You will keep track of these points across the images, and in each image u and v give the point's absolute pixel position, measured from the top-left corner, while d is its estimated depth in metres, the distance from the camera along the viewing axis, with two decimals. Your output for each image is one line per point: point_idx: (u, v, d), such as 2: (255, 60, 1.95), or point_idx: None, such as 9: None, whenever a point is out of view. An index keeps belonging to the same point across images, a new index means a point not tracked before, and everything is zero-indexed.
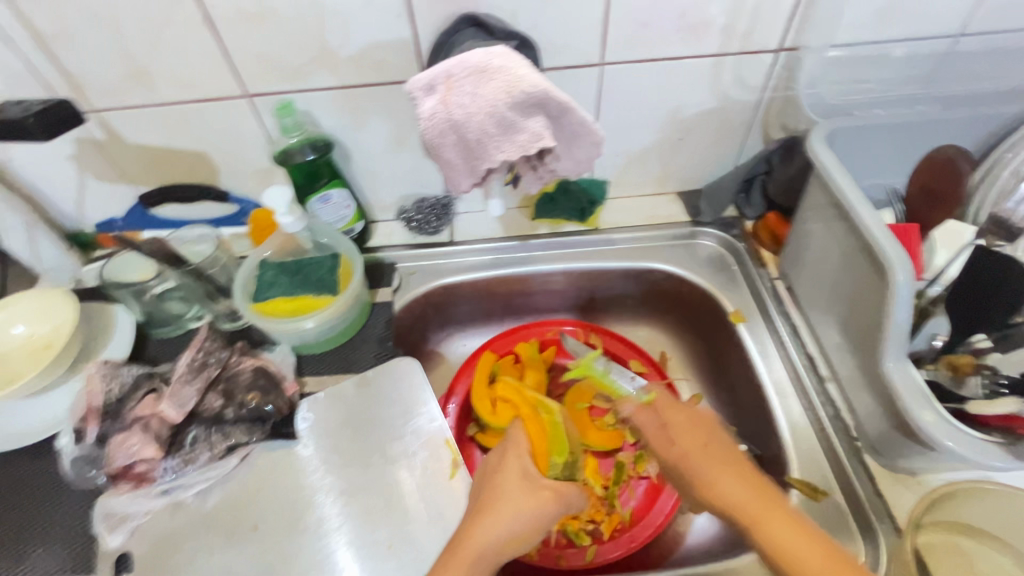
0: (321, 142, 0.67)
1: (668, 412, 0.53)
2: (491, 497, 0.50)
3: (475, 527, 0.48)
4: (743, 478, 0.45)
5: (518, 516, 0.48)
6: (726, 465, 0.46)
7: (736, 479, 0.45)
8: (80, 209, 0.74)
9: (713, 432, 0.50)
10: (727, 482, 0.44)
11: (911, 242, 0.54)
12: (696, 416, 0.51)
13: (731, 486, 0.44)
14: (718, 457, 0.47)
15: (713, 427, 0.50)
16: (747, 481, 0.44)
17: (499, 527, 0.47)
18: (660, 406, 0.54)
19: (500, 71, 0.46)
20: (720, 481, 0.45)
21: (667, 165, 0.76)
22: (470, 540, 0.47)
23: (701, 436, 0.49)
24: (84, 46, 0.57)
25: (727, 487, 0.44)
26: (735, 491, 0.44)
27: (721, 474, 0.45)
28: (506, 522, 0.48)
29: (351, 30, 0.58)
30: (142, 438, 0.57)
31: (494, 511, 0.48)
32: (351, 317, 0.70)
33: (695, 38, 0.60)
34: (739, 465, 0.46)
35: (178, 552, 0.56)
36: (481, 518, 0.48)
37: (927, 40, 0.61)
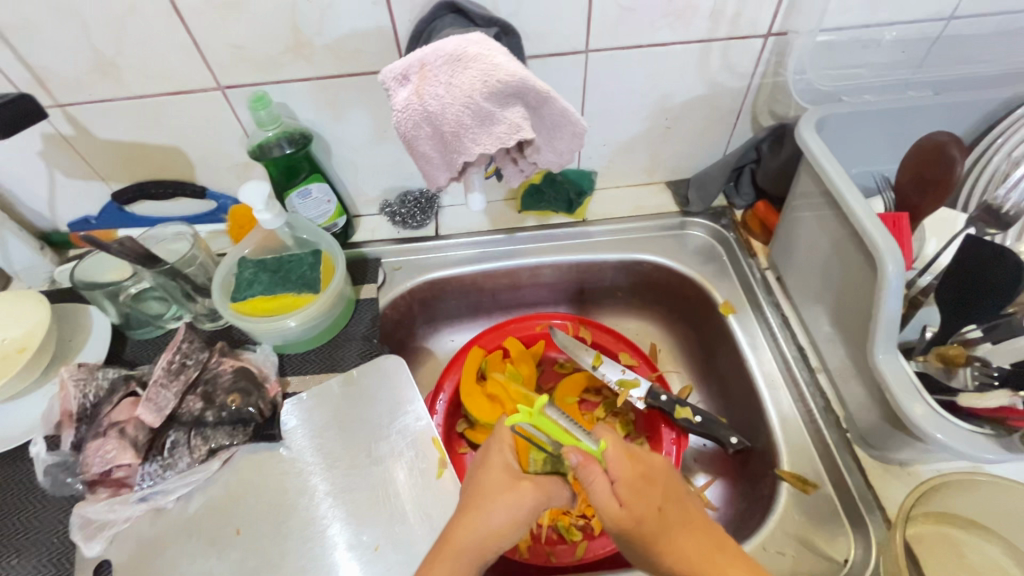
0: (298, 135, 0.65)
1: (648, 461, 0.48)
2: (479, 487, 0.48)
3: (468, 516, 0.46)
4: (706, 540, 0.43)
5: (502, 514, 0.45)
6: (687, 531, 0.43)
7: (691, 538, 0.43)
8: (52, 207, 0.72)
9: (678, 497, 0.46)
10: (689, 545, 0.42)
11: (900, 232, 0.53)
12: (655, 469, 0.47)
13: (688, 546, 0.42)
14: (676, 521, 0.44)
15: (677, 498, 0.46)
16: (692, 535, 0.43)
17: (481, 527, 0.44)
18: (612, 457, 0.45)
19: (475, 58, 0.44)
20: (681, 541, 0.42)
21: (655, 154, 0.75)
22: (451, 543, 0.44)
23: (659, 500, 0.45)
24: (47, 38, 0.55)
25: (680, 539, 0.42)
26: (693, 551, 0.42)
27: (670, 531, 0.43)
28: (490, 519, 0.45)
29: (326, 20, 0.56)
30: (118, 444, 0.56)
31: (484, 508, 0.46)
32: (334, 315, 0.68)
33: (681, 23, 0.59)
34: (704, 537, 0.43)
35: (159, 558, 0.55)
36: (461, 520, 0.46)
37: (917, 23, 0.59)
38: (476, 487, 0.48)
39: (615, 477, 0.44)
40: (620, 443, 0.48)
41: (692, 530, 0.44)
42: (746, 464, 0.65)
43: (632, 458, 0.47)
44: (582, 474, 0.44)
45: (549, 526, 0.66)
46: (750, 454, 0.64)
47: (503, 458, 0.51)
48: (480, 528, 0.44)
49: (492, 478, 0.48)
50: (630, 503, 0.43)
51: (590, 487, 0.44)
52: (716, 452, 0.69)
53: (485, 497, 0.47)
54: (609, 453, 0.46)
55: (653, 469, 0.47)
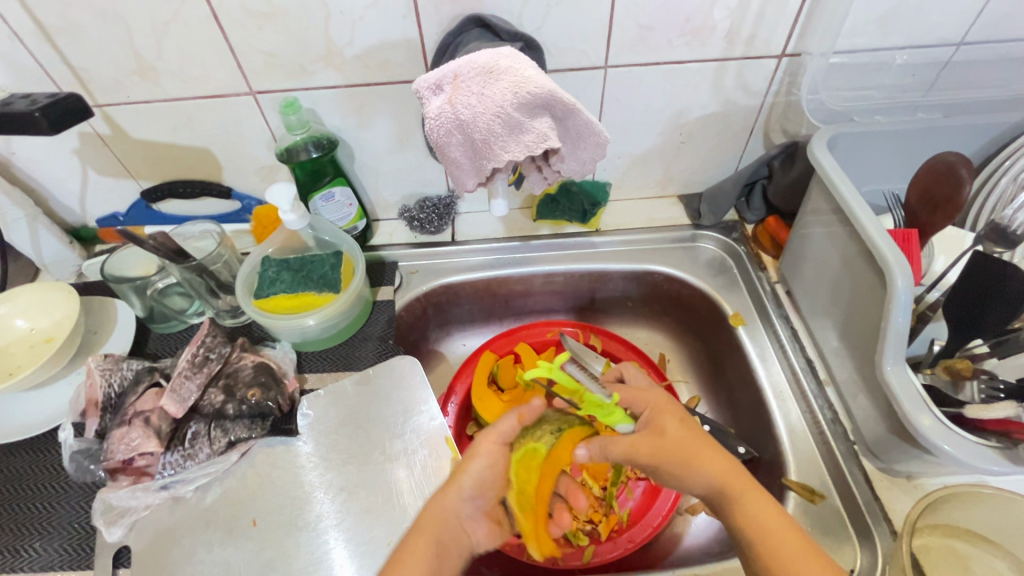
0: (324, 140, 0.67)
1: (638, 398, 0.53)
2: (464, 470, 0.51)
3: (449, 489, 0.49)
4: (715, 454, 0.46)
5: (461, 508, 0.49)
6: (698, 444, 0.47)
7: (716, 460, 0.46)
8: (83, 203, 0.75)
9: (676, 410, 0.51)
10: (709, 465, 0.45)
11: (910, 248, 0.54)
12: (670, 408, 0.51)
13: (708, 464, 0.46)
14: (690, 438, 0.47)
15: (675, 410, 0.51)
16: (711, 450, 0.47)
17: (458, 512, 0.49)
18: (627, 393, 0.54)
19: (506, 71, 0.46)
20: (703, 463, 0.46)
21: (668, 168, 0.77)
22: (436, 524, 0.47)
23: (673, 415, 0.50)
24: (91, 41, 0.57)
25: (705, 466, 0.45)
26: (710, 461, 0.46)
27: (696, 446, 0.47)
28: (461, 503, 0.49)
29: (356, 30, 0.58)
30: (143, 432, 0.57)
31: (462, 491, 0.50)
32: (352, 314, 0.69)
33: (698, 42, 0.61)
34: (702, 438, 0.48)
35: (178, 547, 0.56)
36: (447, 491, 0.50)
37: (928, 48, 0.61)
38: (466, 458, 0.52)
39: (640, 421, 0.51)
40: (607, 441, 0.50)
41: (704, 442, 0.47)
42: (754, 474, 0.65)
43: (648, 407, 0.52)
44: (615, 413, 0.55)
45: (556, 530, 0.66)
46: (757, 463, 0.65)
47: (492, 457, 0.52)
48: (448, 519, 0.48)
49: (479, 470, 0.51)
50: (651, 422, 0.50)
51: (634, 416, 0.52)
52: None
53: (461, 481, 0.50)
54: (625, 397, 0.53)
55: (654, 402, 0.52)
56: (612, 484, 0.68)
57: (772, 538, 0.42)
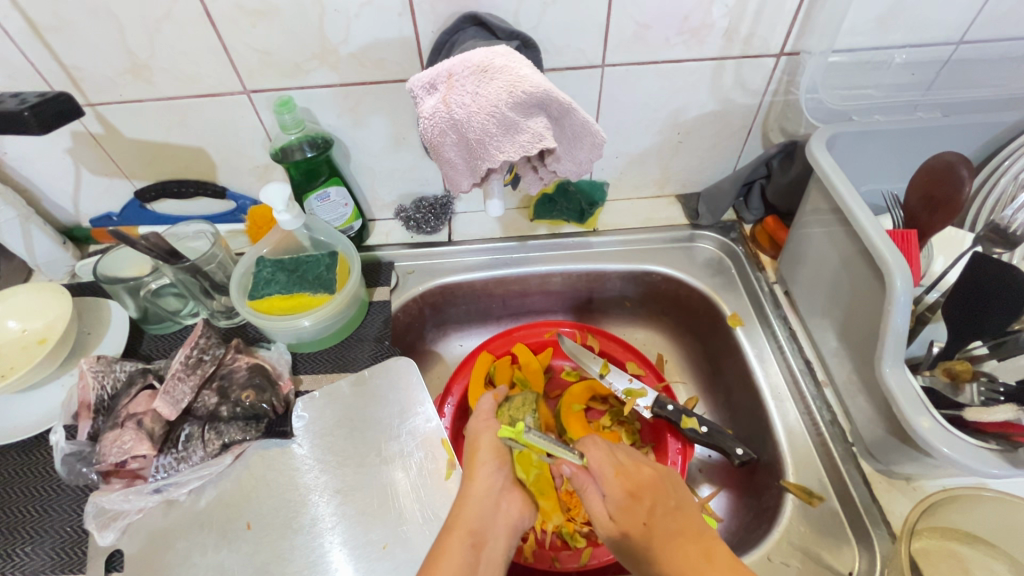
0: (319, 140, 0.66)
1: (608, 466, 0.54)
2: (478, 446, 0.59)
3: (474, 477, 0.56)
4: (694, 551, 0.45)
5: (492, 489, 0.56)
6: (676, 542, 0.46)
7: (682, 548, 0.46)
8: (76, 203, 0.74)
9: (667, 492, 0.52)
10: (675, 558, 0.45)
11: (910, 249, 0.54)
12: (636, 471, 0.54)
13: (679, 558, 0.45)
14: (663, 530, 0.48)
15: (666, 490, 0.52)
16: (691, 546, 0.46)
17: (489, 493, 0.55)
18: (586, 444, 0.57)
19: (500, 70, 0.46)
20: (674, 551, 0.45)
21: (666, 168, 0.76)
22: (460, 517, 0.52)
23: (644, 511, 0.50)
24: (82, 39, 0.57)
25: (673, 552, 0.45)
26: (684, 561, 0.44)
27: (657, 543, 0.47)
28: (492, 482, 0.56)
29: (351, 28, 0.58)
30: (135, 435, 0.57)
31: (486, 467, 0.57)
32: (347, 315, 0.69)
33: (696, 41, 0.60)
34: (681, 537, 0.47)
35: (172, 550, 0.56)
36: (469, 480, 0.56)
37: (927, 47, 0.61)
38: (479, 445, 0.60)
39: (605, 494, 0.52)
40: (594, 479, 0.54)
41: (683, 542, 0.46)
42: (751, 476, 0.65)
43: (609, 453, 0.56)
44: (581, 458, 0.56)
45: (553, 532, 0.66)
46: (755, 464, 0.65)
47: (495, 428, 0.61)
48: (477, 508, 0.53)
49: (490, 439, 0.60)
50: (619, 519, 0.50)
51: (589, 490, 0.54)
52: (721, 463, 0.69)
53: (483, 460, 0.58)
54: (592, 457, 0.55)
55: (644, 476, 0.53)
56: None
57: None
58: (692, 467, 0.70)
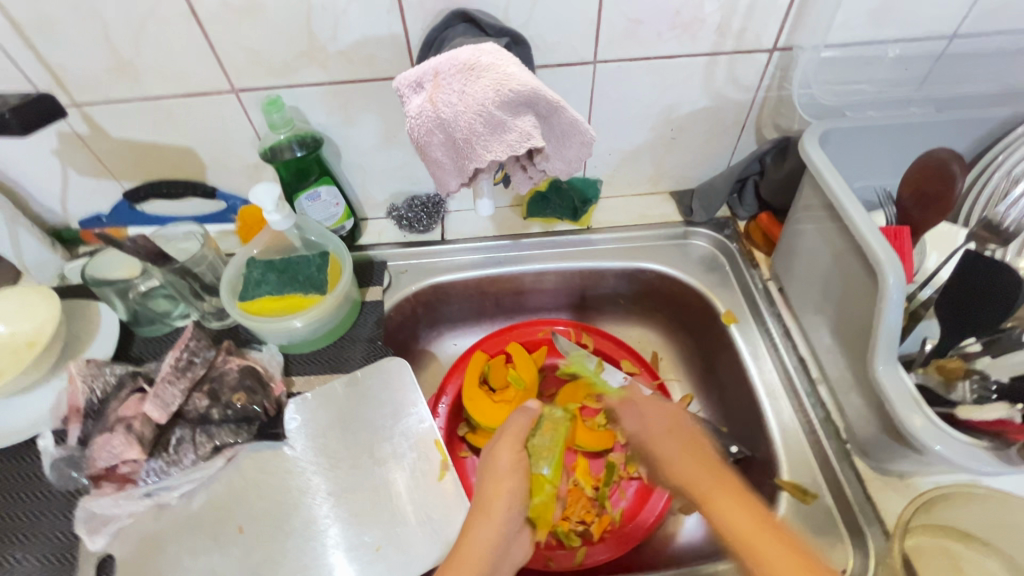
0: (309, 139, 0.66)
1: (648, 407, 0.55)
2: (499, 483, 0.53)
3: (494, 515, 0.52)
4: (701, 464, 0.46)
5: (505, 535, 0.51)
6: (683, 454, 0.48)
7: (695, 466, 0.46)
8: (64, 204, 0.73)
9: (681, 424, 0.52)
10: (684, 462, 0.47)
11: (902, 245, 0.54)
12: (669, 410, 0.54)
13: (687, 465, 0.47)
14: (677, 441, 0.50)
15: (681, 420, 0.53)
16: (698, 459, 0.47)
17: (501, 538, 0.50)
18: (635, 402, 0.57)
19: (487, 68, 0.45)
20: (683, 464, 0.47)
21: (660, 164, 0.76)
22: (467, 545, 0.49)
23: (675, 439, 0.50)
24: (67, 38, 0.56)
25: (683, 457, 0.48)
26: (693, 475, 0.45)
27: (674, 452, 0.49)
28: (507, 525, 0.51)
29: (340, 26, 0.57)
30: (125, 439, 0.56)
31: (501, 509, 0.52)
32: (340, 315, 0.68)
33: (688, 36, 0.60)
34: (694, 453, 0.48)
35: (164, 554, 0.56)
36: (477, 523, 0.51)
37: (921, 41, 0.60)
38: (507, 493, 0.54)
39: (641, 414, 0.55)
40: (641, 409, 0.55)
41: (696, 453, 0.48)
42: (746, 474, 0.65)
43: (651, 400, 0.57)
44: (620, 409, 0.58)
45: (548, 531, 0.65)
46: (749, 462, 0.65)
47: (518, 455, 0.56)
48: (487, 547, 0.49)
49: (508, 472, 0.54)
50: (648, 427, 0.53)
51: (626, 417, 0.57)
52: None
53: (507, 504, 0.52)
54: (629, 405, 0.56)
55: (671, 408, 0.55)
56: (604, 484, 0.69)
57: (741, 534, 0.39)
58: None
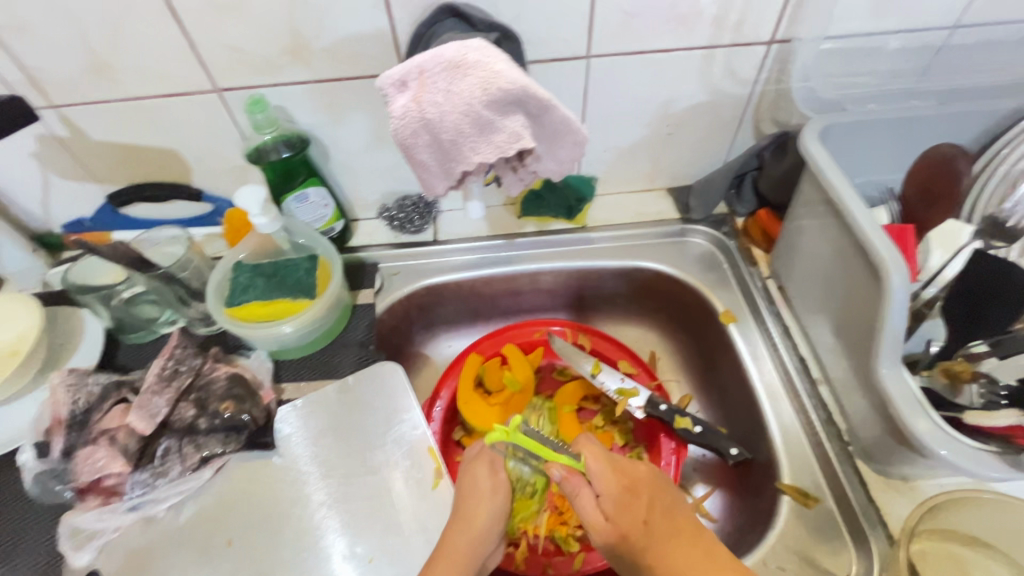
0: (296, 139, 0.64)
1: (603, 476, 0.52)
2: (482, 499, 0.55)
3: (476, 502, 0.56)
4: (691, 550, 0.46)
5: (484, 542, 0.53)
6: (674, 541, 0.47)
7: (682, 552, 0.46)
8: (46, 209, 0.71)
9: (665, 497, 0.52)
10: (681, 557, 0.45)
11: (906, 243, 0.52)
12: (626, 470, 0.53)
13: (679, 559, 0.45)
14: (662, 532, 0.47)
15: (665, 491, 0.52)
16: (687, 549, 0.46)
17: (476, 544, 0.53)
18: (591, 463, 0.53)
19: (475, 66, 0.44)
20: (674, 557, 0.45)
21: (656, 161, 0.74)
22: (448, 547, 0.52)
23: (641, 511, 0.49)
24: (40, 38, 0.54)
25: (673, 554, 0.45)
26: (684, 559, 0.45)
27: (655, 541, 0.46)
28: (486, 531, 0.54)
29: (324, 22, 0.55)
30: (109, 451, 0.55)
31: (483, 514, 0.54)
32: (330, 319, 0.67)
33: (685, 29, 0.58)
34: (684, 532, 0.48)
35: (151, 568, 0.54)
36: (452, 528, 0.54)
37: (923, 31, 0.59)
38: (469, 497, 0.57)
39: (598, 494, 0.51)
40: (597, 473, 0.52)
41: (689, 536, 0.47)
42: (746, 476, 0.64)
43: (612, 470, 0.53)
44: (569, 489, 0.52)
45: (546, 537, 0.65)
46: (749, 465, 0.63)
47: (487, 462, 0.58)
48: (467, 554, 0.51)
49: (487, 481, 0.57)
50: (615, 520, 0.48)
51: (583, 500, 0.51)
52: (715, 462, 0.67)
53: (489, 502, 0.55)
54: (590, 460, 0.53)
55: (639, 482, 0.52)
56: None
57: None
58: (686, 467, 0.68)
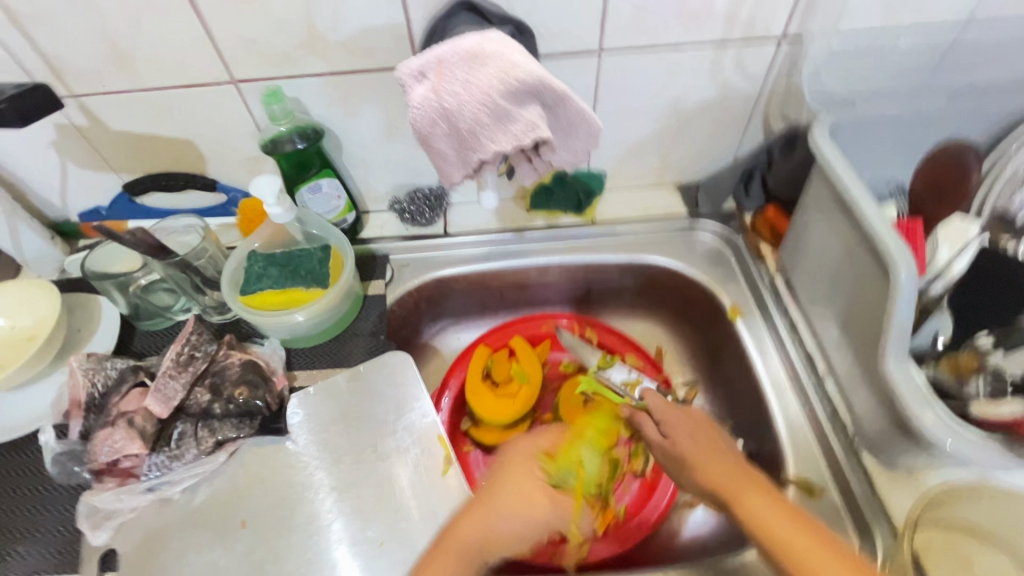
0: (309, 131, 0.65)
1: (668, 414, 0.58)
2: (497, 489, 0.54)
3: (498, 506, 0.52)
4: (731, 467, 0.49)
5: (534, 527, 0.53)
6: (710, 456, 0.51)
7: (716, 467, 0.50)
8: (64, 197, 0.73)
9: (719, 443, 0.54)
10: (713, 467, 0.50)
11: (914, 240, 0.53)
12: (694, 421, 0.56)
13: (716, 473, 0.49)
14: (702, 439, 0.54)
15: (717, 433, 0.55)
16: (722, 464, 0.50)
17: (512, 522, 0.52)
18: (659, 408, 0.59)
19: (493, 58, 0.45)
20: (710, 463, 0.51)
21: (665, 156, 0.75)
22: (456, 536, 0.51)
23: (690, 432, 0.55)
24: (62, 28, 0.55)
25: (711, 464, 0.50)
26: (717, 474, 0.49)
27: (708, 460, 0.51)
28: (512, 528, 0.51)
29: (340, 14, 0.56)
30: (127, 433, 0.56)
31: (497, 514, 0.52)
32: (341, 310, 0.68)
33: (696, 25, 0.58)
34: (720, 458, 0.51)
35: (165, 549, 0.55)
36: (470, 515, 0.52)
37: (932, 30, 0.59)
38: (471, 522, 0.51)
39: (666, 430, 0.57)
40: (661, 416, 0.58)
41: (714, 454, 0.51)
42: (751, 469, 0.64)
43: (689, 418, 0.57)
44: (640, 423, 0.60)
45: None
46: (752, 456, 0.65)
47: (522, 472, 0.55)
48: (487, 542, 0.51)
49: (511, 488, 0.54)
50: (676, 439, 0.55)
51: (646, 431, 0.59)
52: None
53: (525, 471, 0.56)
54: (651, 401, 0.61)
55: (698, 419, 0.57)
56: None
57: (790, 546, 0.41)
58: None
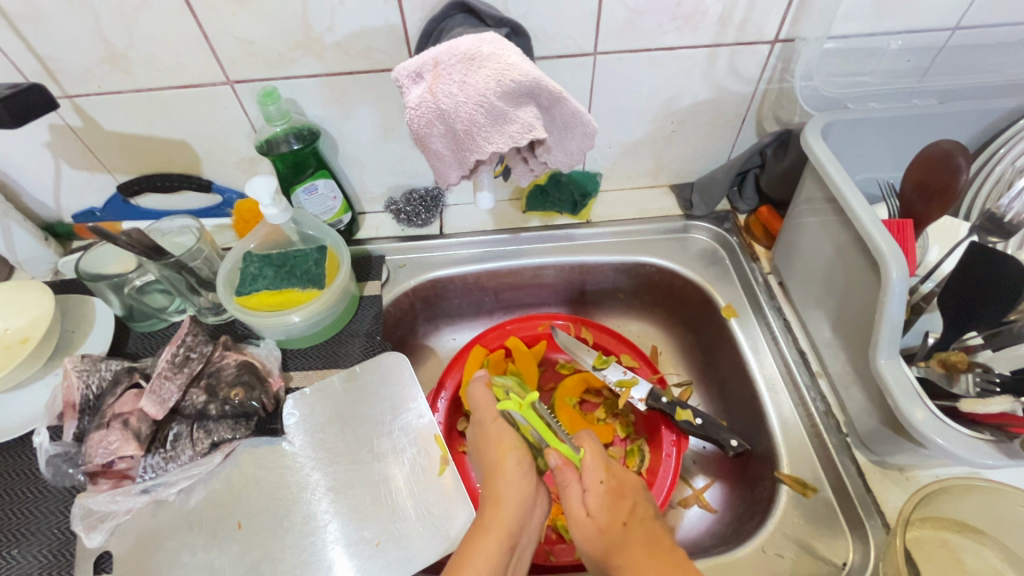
0: (305, 131, 0.65)
1: (596, 465, 0.49)
2: (507, 447, 0.51)
3: (505, 478, 0.48)
4: (665, 560, 0.42)
5: (529, 490, 0.48)
6: (641, 551, 0.43)
7: (646, 560, 0.42)
8: (58, 198, 0.72)
9: (636, 502, 0.48)
10: (643, 564, 0.41)
11: (904, 239, 0.53)
12: (619, 483, 0.49)
13: (644, 567, 0.41)
14: (640, 537, 0.44)
15: (638, 502, 0.48)
16: (652, 556, 0.42)
17: (524, 491, 0.48)
18: (588, 466, 0.48)
19: (488, 58, 0.45)
20: (637, 561, 0.42)
21: (660, 157, 0.75)
22: (491, 515, 0.46)
23: (622, 509, 0.46)
24: (56, 28, 0.55)
25: (639, 560, 0.42)
26: (647, 569, 0.41)
27: (635, 550, 0.43)
28: (526, 480, 0.48)
29: (336, 16, 0.56)
30: (122, 435, 0.56)
31: (518, 466, 0.49)
32: (337, 310, 0.67)
33: (690, 27, 0.59)
34: (657, 549, 0.43)
35: (161, 551, 0.55)
36: (491, 501, 0.47)
37: (922, 33, 0.60)
38: (499, 501, 0.47)
39: (587, 490, 0.47)
40: (569, 492, 0.47)
41: (642, 540, 0.44)
42: (745, 467, 0.65)
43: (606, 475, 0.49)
44: (562, 480, 0.48)
45: (548, 526, 0.66)
46: (748, 456, 0.64)
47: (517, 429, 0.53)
48: (516, 506, 0.46)
49: (516, 439, 0.52)
50: (599, 514, 0.45)
51: (568, 493, 0.47)
52: (715, 454, 0.69)
53: (518, 459, 0.50)
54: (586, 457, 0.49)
55: (624, 485, 0.49)
56: None
57: None
58: (687, 459, 0.70)
